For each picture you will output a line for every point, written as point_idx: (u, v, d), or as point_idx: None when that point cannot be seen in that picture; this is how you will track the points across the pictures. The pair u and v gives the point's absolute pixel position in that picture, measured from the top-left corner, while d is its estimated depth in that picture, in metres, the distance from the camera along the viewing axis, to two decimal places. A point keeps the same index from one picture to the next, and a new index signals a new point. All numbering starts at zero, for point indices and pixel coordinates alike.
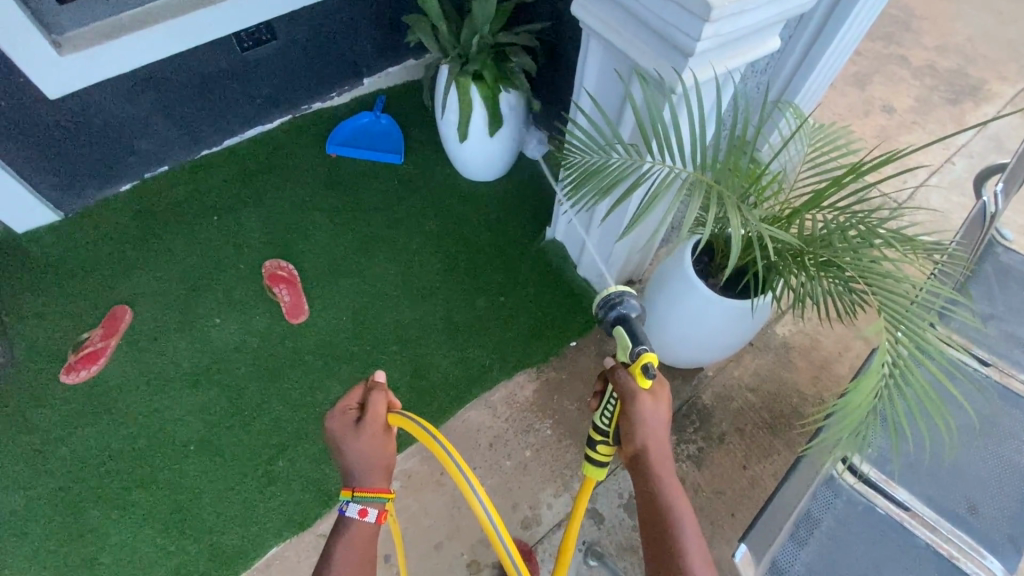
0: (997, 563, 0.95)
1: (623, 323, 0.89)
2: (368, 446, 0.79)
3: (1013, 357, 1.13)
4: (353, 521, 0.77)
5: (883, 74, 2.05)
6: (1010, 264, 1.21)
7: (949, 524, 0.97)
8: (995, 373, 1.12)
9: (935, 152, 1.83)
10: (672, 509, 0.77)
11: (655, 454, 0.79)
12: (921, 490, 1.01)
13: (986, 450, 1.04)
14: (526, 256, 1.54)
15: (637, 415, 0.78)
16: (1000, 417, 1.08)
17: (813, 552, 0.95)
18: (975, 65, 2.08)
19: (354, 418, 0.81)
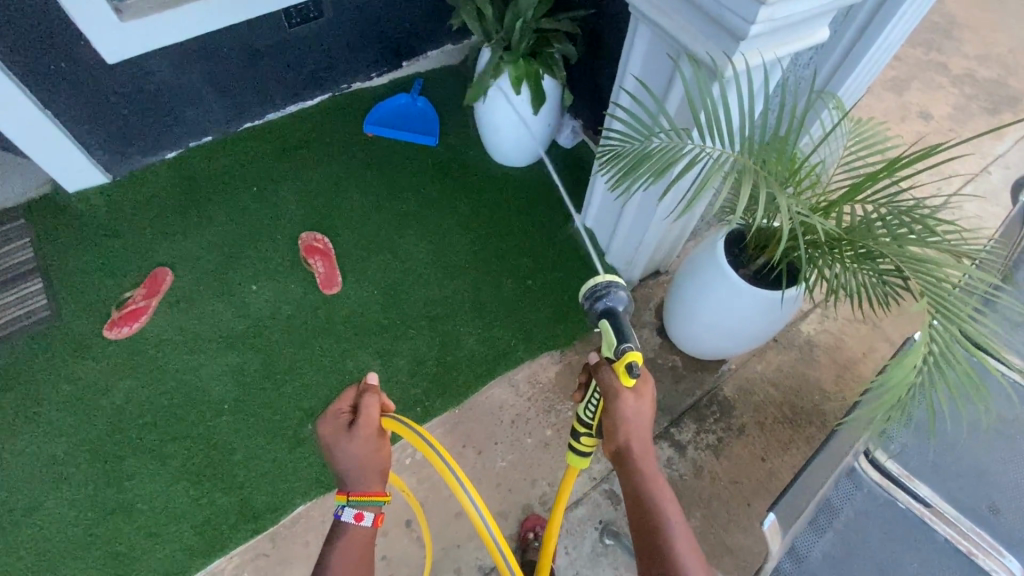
0: (1016, 563, 0.95)
1: (609, 317, 0.86)
2: (363, 450, 0.79)
3: None
4: (349, 525, 0.78)
5: (920, 80, 2.03)
6: None
7: (969, 522, 0.98)
8: None
9: (971, 160, 1.81)
10: (657, 504, 0.78)
11: (639, 449, 0.80)
12: (944, 488, 1.01)
13: (1013, 453, 1.04)
14: (555, 241, 1.56)
15: (620, 411, 0.79)
16: None
17: (832, 540, 0.96)
18: (1016, 75, 2.05)
19: (347, 422, 0.81)
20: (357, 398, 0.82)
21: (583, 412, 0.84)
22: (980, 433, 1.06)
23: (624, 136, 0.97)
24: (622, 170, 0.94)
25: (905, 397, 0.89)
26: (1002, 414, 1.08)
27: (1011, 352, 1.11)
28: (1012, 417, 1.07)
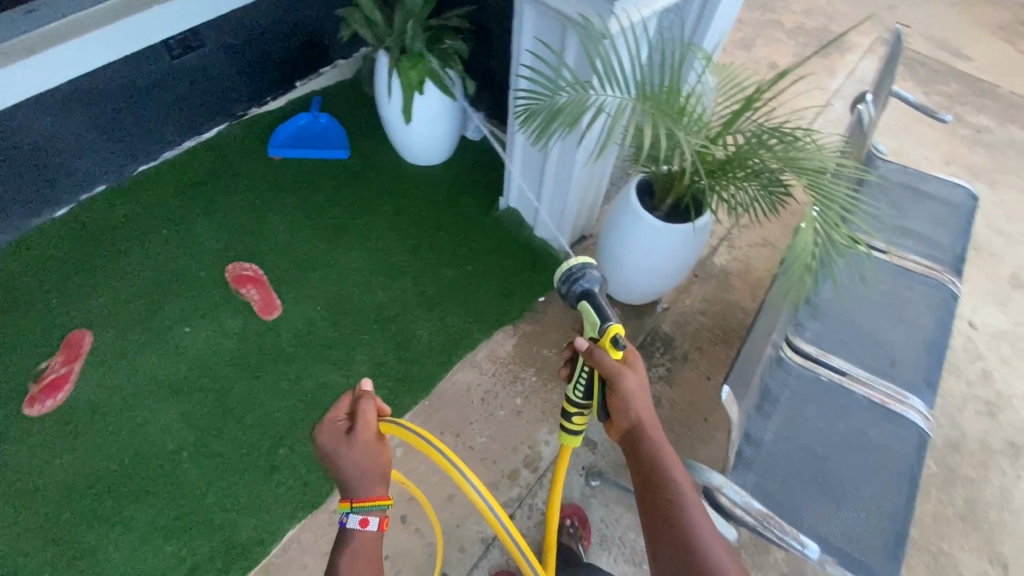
0: (919, 401, 1.16)
1: (588, 298, 0.89)
2: (362, 456, 0.79)
3: (902, 243, 1.37)
4: (356, 533, 0.78)
5: (763, 37, 2.33)
6: (885, 173, 1.50)
7: (877, 378, 1.17)
8: (891, 258, 1.35)
9: (817, 96, 2.11)
10: (660, 464, 0.83)
11: (643, 420, 0.84)
12: (853, 357, 1.20)
13: (896, 318, 1.26)
14: (484, 226, 1.63)
15: (619, 389, 0.82)
16: (901, 291, 1.30)
17: (779, 420, 1.11)
18: (836, 22, 2.42)
19: (344, 429, 0.81)
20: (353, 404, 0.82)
21: (577, 391, 0.88)
22: (870, 307, 1.27)
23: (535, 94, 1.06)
24: (541, 125, 1.03)
25: (808, 279, 1.05)
26: (883, 289, 1.30)
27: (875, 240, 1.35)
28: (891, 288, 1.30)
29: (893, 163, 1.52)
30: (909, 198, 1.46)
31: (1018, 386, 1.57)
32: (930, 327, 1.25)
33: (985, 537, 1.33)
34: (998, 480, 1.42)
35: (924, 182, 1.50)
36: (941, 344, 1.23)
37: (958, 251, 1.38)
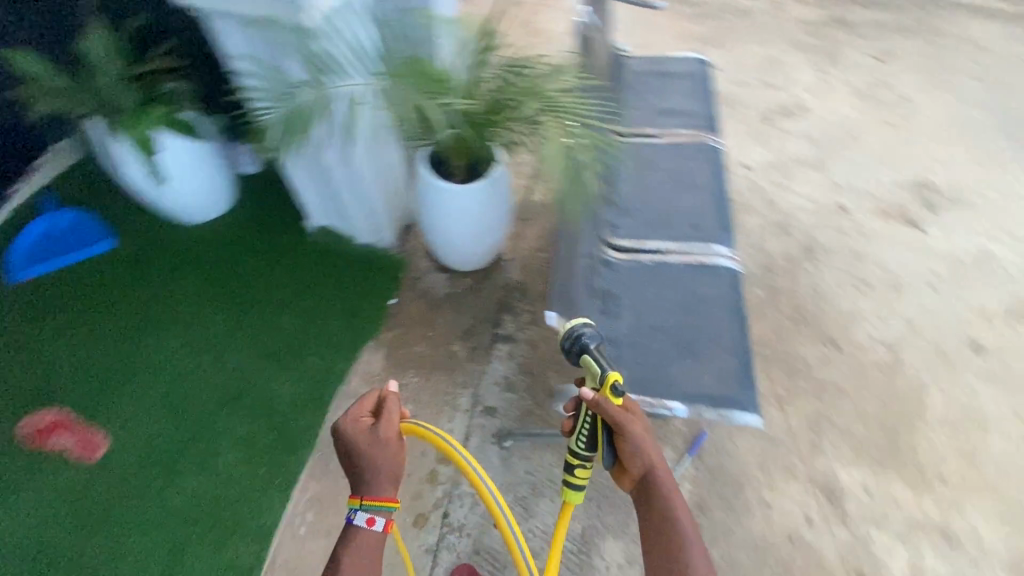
0: (724, 249, 1.34)
1: (587, 352, 0.85)
2: (382, 451, 0.80)
3: (667, 122, 1.59)
4: (360, 530, 0.76)
5: None
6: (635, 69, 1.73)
7: (687, 243, 1.35)
8: (663, 137, 1.56)
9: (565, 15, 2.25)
10: (670, 507, 0.83)
11: (654, 468, 0.85)
12: (663, 235, 1.36)
13: (684, 188, 1.46)
14: (303, 256, 1.54)
15: (624, 435, 0.83)
16: (679, 162, 1.51)
17: (626, 316, 1.23)
18: None
19: (369, 423, 0.83)
20: (379, 403, 0.85)
21: (579, 441, 0.87)
22: (662, 186, 1.45)
23: (272, 108, 1.12)
24: (282, 134, 1.09)
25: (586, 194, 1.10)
26: (664, 167, 1.50)
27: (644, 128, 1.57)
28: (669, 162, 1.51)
29: (637, 58, 1.75)
30: (659, 82, 1.69)
31: (793, 201, 1.90)
32: (709, 184, 1.47)
33: (813, 327, 1.61)
34: (807, 279, 1.71)
35: (667, 64, 1.73)
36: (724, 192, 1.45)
37: (711, 113, 1.62)
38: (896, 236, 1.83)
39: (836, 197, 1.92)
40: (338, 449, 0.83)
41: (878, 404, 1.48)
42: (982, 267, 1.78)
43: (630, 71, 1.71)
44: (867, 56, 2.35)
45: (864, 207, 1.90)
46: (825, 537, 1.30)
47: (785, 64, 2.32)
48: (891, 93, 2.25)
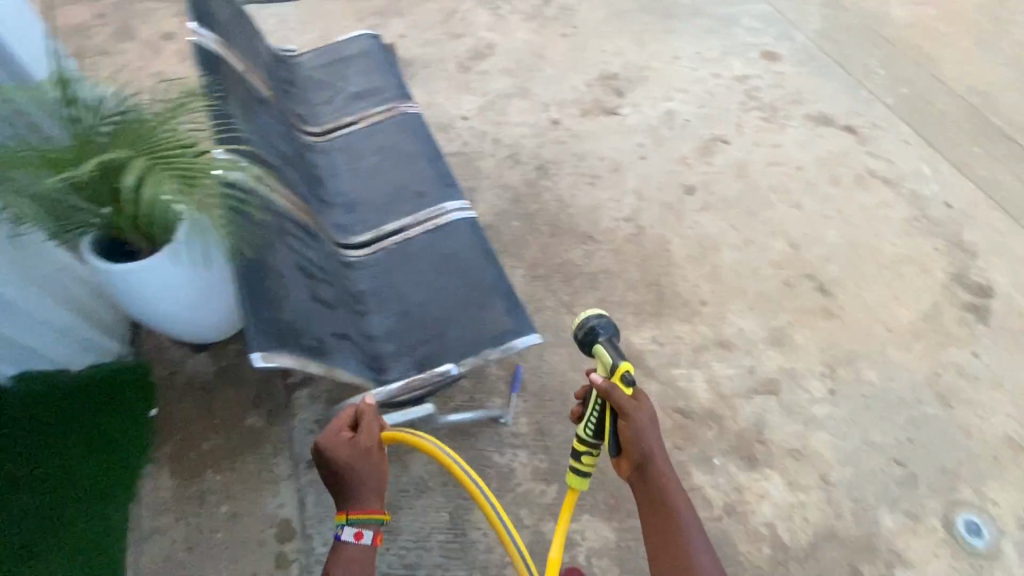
0: (456, 201, 1.40)
1: (599, 342, 1.02)
2: (365, 465, 0.95)
3: (358, 107, 1.61)
4: (348, 542, 0.91)
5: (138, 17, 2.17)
6: (307, 62, 1.69)
7: (421, 211, 1.37)
8: (361, 123, 1.58)
9: None
10: (666, 485, 0.95)
11: (655, 456, 0.96)
12: (397, 213, 1.37)
13: (399, 162, 1.48)
14: (13, 426, 1.30)
15: (632, 422, 0.94)
16: (386, 140, 1.53)
17: (390, 306, 1.22)
18: None
19: (347, 439, 0.97)
20: (355, 421, 1.00)
21: (588, 427, 1.00)
22: (378, 169, 1.46)
23: None
24: None
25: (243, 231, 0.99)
26: (374, 149, 1.51)
27: (339, 121, 1.57)
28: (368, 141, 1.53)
29: (306, 53, 1.71)
30: (336, 70, 1.69)
31: (515, 131, 2.06)
32: (420, 149, 1.51)
33: (571, 233, 1.80)
34: (551, 194, 1.89)
35: (339, 55, 1.73)
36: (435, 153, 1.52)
37: (400, 91, 1.68)
38: (604, 128, 2.10)
39: (545, 115, 2.13)
40: (324, 468, 0.96)
41: (640, 270, 1.73)
42: (671, 126, 2.14)
43: (303, 71, 1.67)
44: None
45: (571, 114, 2.14)
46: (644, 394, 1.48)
47: (464, 17, 2.49)
48: (557, 14, 2.55)
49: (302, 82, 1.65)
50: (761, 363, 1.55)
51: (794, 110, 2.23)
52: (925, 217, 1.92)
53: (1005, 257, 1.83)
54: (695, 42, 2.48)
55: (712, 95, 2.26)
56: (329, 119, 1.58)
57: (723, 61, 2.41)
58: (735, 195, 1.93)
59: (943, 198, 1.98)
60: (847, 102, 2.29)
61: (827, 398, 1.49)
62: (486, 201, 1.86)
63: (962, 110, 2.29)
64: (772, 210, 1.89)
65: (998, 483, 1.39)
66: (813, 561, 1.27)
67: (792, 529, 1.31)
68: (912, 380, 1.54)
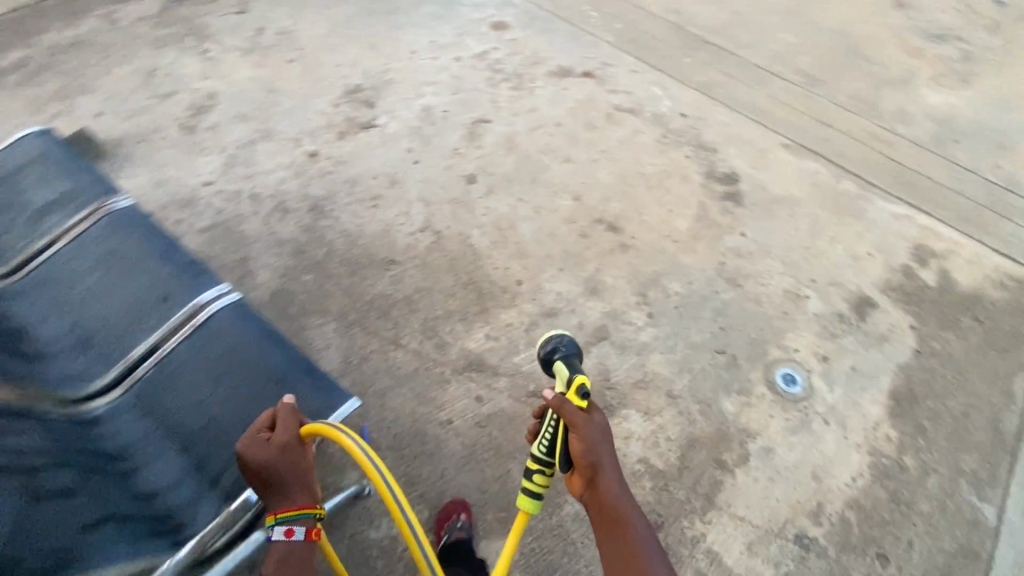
0: (210, 290, 1.24)
1: (566, 360, 1.03)
2: (287, 458, 0.94)
3: (49, 223, 1.33)
4: (279, 542, 0.89)
5: None
6: None
7: (172, 319, 1.19)
8: (59, 241, 1.30)
9: None
10: (616, 498, 0.92)
11: (608, 470, 0.92)
12: (142, 333, 1.16)
13: (123, 271, 1.24)
14: None
15: (586, 435, 0.90)
16: (99, 250, 1.28)
17: (165, 446, 1.04)
18: None
19: (264, 438, 0.95)
20: (273, 421, 0.98)
21: (542, 446, 0.95)
22: (101, 289, 1.22)
23: None
24: None
25: None
26: (87, 267, 1.25)
27: (30, 248, 1.29)
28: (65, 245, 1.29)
29: None
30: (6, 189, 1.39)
31: (272, 179, 1.86)
32: (147, 247, 1.30)
33: (370, 263, 1.68)
34: (335, 232, 1.75)
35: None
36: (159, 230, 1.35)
37: (84, 173, 1.44)
38: (367, 146, 2.00)
39: (300, 151, 1.96)
40: (243, 472, 0.92)
41: (452, 274, 1.68)
42: (432, 121, 2.10)
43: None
44: (233, 25, 2.40)
45: (328, 141, 2.00)
46: (497, 393, 1.45)
47: (168, 72, 2.18)
48: (275, 41, 2.34)
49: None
50: (587, 317, 1.63)
51: (537, 71, 2.33)
52: (670, 132, 2.15)
53: (737, 143, 2.13)
54: (427, 31, 2.46)
55: (459, 79, 2.27)
56: (14, 251, 1.29)
57: (459, 42, 2.43)
58: (512, 169, 1.98)
59: (678, 111, 2.23)
60: (578, 50, 2.45)
61: (647, 324, 1.62)
62: (265, 266, 1.65)
63: (667, 30, 2.60)
64: (549, 172, 1.98)
65: (794, 332, 1.63)
66: (688, 472, 1.38)
67: (663, 454, 1.40)
68: (707, 277, 1.74)
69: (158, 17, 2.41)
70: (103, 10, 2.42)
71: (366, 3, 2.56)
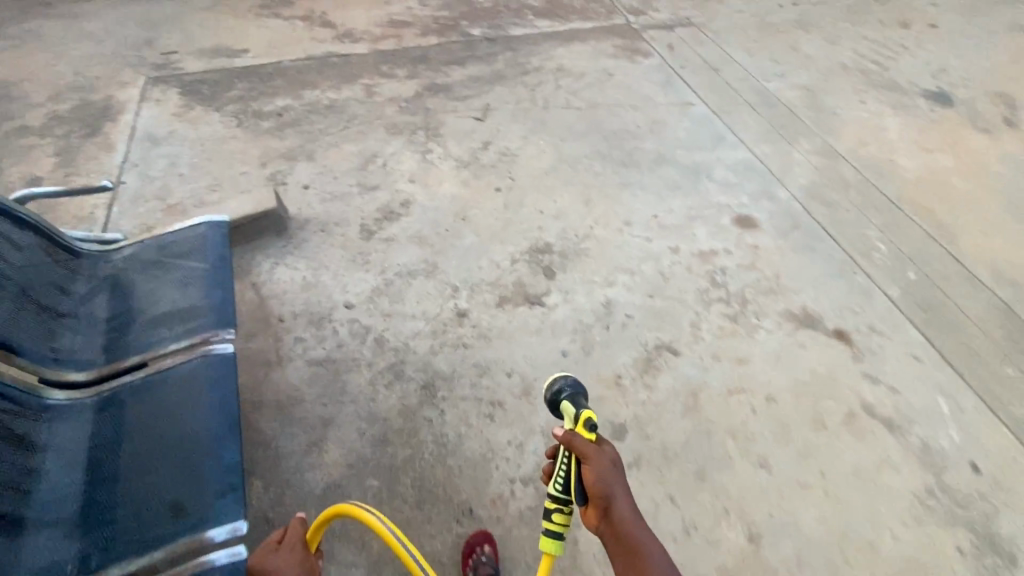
0: (223, 524, 0.98)
1: (571, 400, 0.92)
2: (287, 559, 0.99)
3: (157, 341, 1.24)
4: None
5: (21, 163, 2.08)
6: (124, 260, 1.41)
7: (164, 547, 0.96)
8: (147, 369, 1.20)
9: (94, 211, 1.91)
10: (635, 528, 0.86)
11: (614, 495, 0.87)
12: (127, 551, 0.96)
13: (166, 448, 1.08)
14: None
15: (600, 470, 0.85)
16: (166, 404, 1.14)
17: None
18: (102, 120, 2.28)
19: (272, 545, 1.03)
20: (283, 531, 1.06)
21: (558, 485, 0.88)
22: (137, 461, 1.06)
23: None
24: None
25: None
26: (145, 422, 1.12)
27: (122, 361, 1.21)
28: (144, 379, 1.18)
29: (132, 242, 1.45)
30: (154, 277, 1.37)
31: (406, 329, 1.65)
32: (204, 421, 1.10)
33: (443, 504, 1.31)
34: (429, 433, 1.43)
35: (148, 248, 1.43)
36: (230, 390, 1.16)
37: (217, 288, 1.33)
38: (521, 325, 1.67)
39: (451, 303, 1.72)
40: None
41: None
42: (609, 324, 1.68)
43: (94, 277, 1.36)
44: (466, 130, 2.35)
45: (484, 302, 1.73)
46: None
47: (386, 163, 2.17)
48: (495, 162, 2.22)
49: (87, 291, 1.33)
50: None
51: (769, 302, 1.78)
52: (944, 488, 1.39)
53: None
54: (655, 201, 2.09)
55: (665, 275, 1.83)
56: (112, 356, 1.23)
57: (685, 226, 2.01)
58: (679, 441, 1.44)
59: (967, 454, 1.46)
60: (837, 290, 1.83)
61: None
62: (342, 443, 1.41)
63: (990, 306, 1.80)
64: (727, 471, 1.39)
65: None
66: None
67: None
68: None
69: (408, 100, 2.46)
70: (370, 79, 2.57)
71: (603, 147, 2.32)
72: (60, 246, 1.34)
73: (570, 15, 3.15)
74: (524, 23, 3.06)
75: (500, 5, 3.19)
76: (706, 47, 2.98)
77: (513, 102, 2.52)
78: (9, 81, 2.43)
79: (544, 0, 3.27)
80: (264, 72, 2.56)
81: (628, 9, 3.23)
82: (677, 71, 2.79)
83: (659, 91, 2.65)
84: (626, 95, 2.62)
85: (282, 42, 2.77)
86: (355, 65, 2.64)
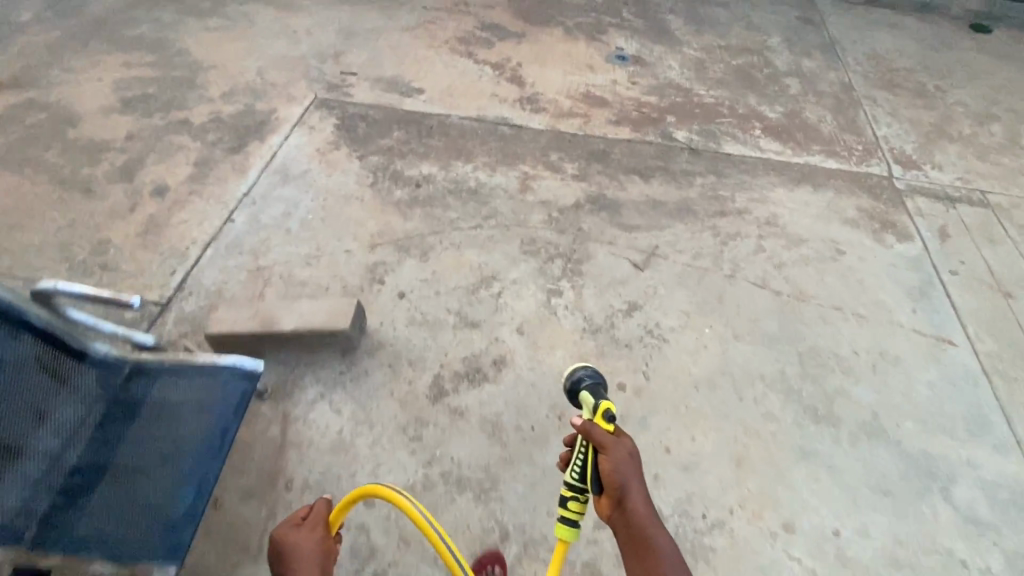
0: None
1: (592, 390, 0.93)
2: (306, 536, 1.02)
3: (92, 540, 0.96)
4: None
5: (162, 163, 2.02)
6: (129, 383, 1.16)
7: None
8: None
9: (190, 249, 1.77)
10: (644, 515, 0.87)
11: (630, 481, 0.87)
12: None
13: None
14: None
15: (617, 460, 0.85)
16: None
17: None
18: (252, 135, 2.16)
19: (298, 519, 1.06)
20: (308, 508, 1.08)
21: (574, 473, 0.89)
22: None
23: None
24: None
25: None
26: None
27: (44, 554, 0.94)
28: None
29: (155, 356, 1.21)
30: (141, 428, 1.10)
31: None
32: None
33: None
34: None
35: (155, 380, 1.16)
36: None
37: (191, 483, 1.03)
38: None
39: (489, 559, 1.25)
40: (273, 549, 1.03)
41: None
42: None
43: (84, 401, 1.12)
44: (615, 278, 1.82)
45: None
46: None
47: (501, 293, 1.74)
48: (633, 339, 1.67)
49: (68, 417, 1.09)
50: None
51: None
52: None
53: None
54: (841, 505, 1.39)
55: None
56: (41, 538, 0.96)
57: None
58: None
59: None
60: None
61: None
62: None
63: None
64: None
65: None
66: None
67: None
68: None
69: (561, 211, 2.00)
70: (531, 167, 2.15)
71: (793, 369, 1.63)
72: (63, 352, 1.12)
73: (811, 143, 2.41)
74: (745, 138, 2.40)
75: (723, 105, 2.56)
76: (1000, 249, 2.06)
77: (690, 253, 1.93)
78: (199, 66, 2.44)
79: (782, 112, 2.56)
80: (425, 124, 2.27)
81: (894, 157, 2.40)
82: (942, 275, 1.95)
83: (905, 302, 1.85)
84: (852, 292, 1.86)
85: (460, 90, 2.46)
86: (523, 143, 2.24)
